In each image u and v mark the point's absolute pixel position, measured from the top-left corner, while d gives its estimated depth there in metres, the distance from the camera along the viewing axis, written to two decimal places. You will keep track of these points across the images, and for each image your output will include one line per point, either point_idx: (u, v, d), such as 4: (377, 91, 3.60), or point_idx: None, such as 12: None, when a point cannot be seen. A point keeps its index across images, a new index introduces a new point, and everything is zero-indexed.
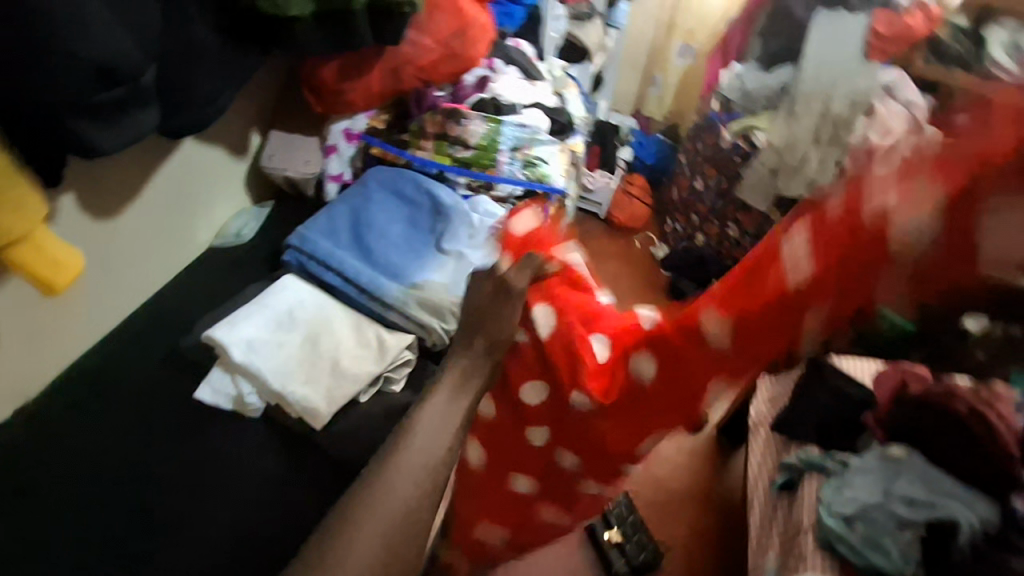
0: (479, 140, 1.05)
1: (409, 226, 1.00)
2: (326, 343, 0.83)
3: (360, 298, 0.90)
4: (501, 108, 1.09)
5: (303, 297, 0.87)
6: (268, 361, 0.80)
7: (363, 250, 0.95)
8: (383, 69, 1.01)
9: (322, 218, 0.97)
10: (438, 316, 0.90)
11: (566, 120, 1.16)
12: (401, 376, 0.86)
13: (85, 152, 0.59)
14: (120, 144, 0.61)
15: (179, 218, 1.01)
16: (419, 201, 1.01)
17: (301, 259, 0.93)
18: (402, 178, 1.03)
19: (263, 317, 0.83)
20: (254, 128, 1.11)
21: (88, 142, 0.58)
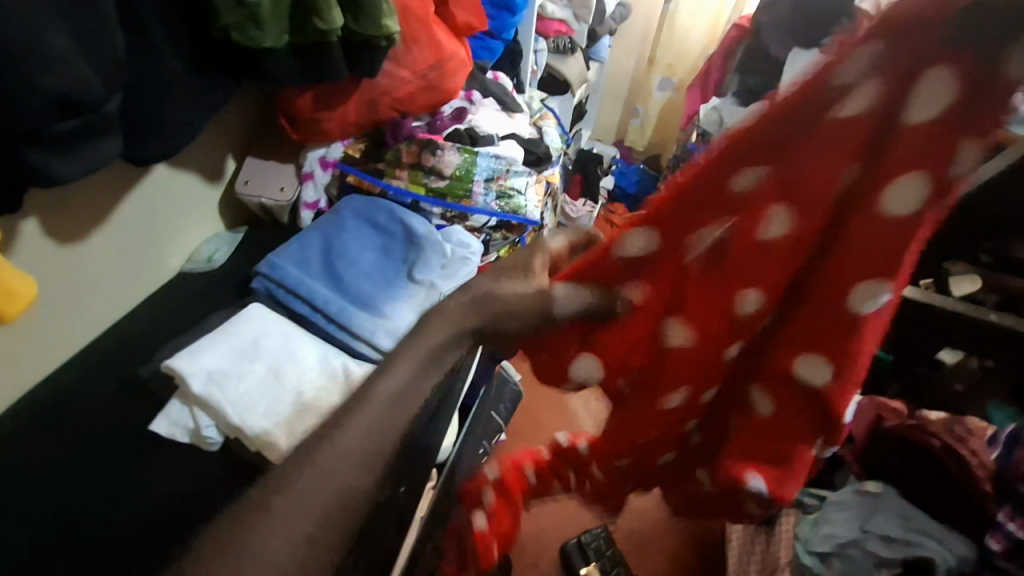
0: (454, 170, 1.06)
1: (381, 255, 0.99)
2: (289, 374, 0.80)
3: (328, 328, 0.89)
4: (477, 138, 1.10)
5: (269, 326, 0.85)
6: (228, 393, 0.77)
7: (334, 279, 0.94)
8: (361, 99, 1.02)
9: (293, 246, 0.97)
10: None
11: (542, 151, 1.17)
12: None
13: (40, 181, 0.57)
14: (78, 173, 0.60)
15: (150, 245, 1.00)
16: (392, 230, 1.01)
17: (270, 287, 0.92)
18: (375, 207, 1.03)
19: (226, 348, 0.81)
20: (229, 154, 1.10)
21: (40, 169, 0.56)
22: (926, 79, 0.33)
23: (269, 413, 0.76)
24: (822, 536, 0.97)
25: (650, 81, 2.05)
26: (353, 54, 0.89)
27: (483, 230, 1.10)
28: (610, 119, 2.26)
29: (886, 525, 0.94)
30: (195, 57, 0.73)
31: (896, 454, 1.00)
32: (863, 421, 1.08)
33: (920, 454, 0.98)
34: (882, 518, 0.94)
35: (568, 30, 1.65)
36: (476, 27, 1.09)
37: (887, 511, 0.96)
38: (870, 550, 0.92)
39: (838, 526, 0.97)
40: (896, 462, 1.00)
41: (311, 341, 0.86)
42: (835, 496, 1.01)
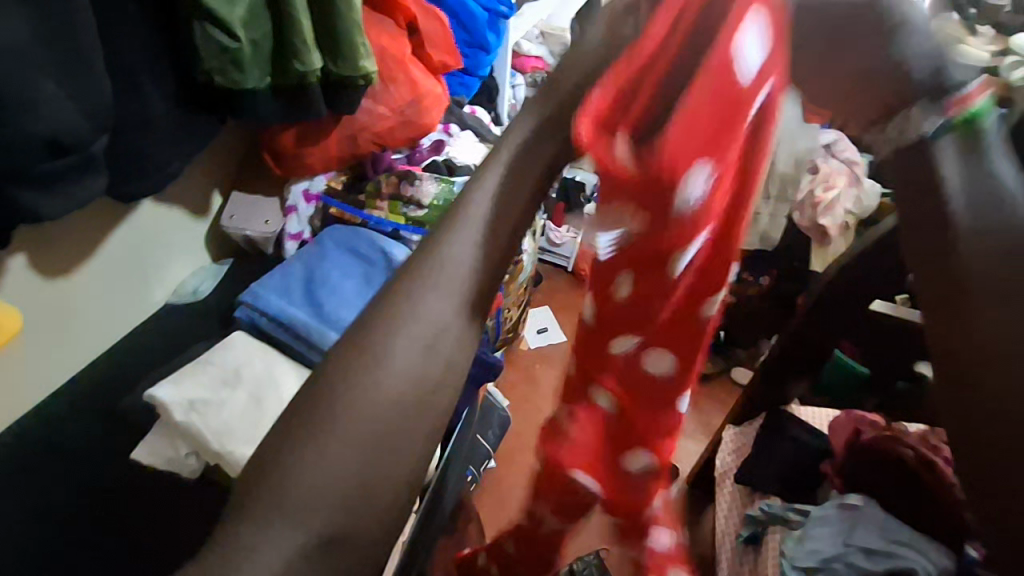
0: (431, 200, 1.10)
1: (362, 282, 1.02)
2: (271, 404, 0.82)
3: (309, 355, 0.90)
4: (454, 170, 1.15)
5: (249, 353, 0.88)
6: (210, 421, 0.78)
7: (316, 307, 0.96)
8: (341, 134, 1.06)
9: (276, 276, 1.00)
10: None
11: None
12: None
13: (30, 219, 0.61)
14: (65, 210, 0.63)
15: (138, 279, 1.03)
16: (373, 258, 1.04)
17: (253, 316, 0.94)
18: (357, 236, 1.07)
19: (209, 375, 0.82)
20: (215, 188, 1.14)
21: (30, 209, 0.59)
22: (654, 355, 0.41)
23: (249, 439, 0.77)
24: (806, 551, 0.96)
25: None
26: (334, 93, 0.94)
27: None
28: None
29: (867, 538, 0.94)
30: (178, 99, 0.77)
31: (877, 468, 1.01)
32: (841, 434, 1.12)
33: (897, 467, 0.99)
34: (863, 531, 0.94)
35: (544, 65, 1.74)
36: (452, 66, 1.15)
37: (868, 524, 0.96)
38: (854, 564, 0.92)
39: (822, 541, 0.96)
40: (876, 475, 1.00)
41: (293, 367, 0.88)
42: (818, 511, 1.01)
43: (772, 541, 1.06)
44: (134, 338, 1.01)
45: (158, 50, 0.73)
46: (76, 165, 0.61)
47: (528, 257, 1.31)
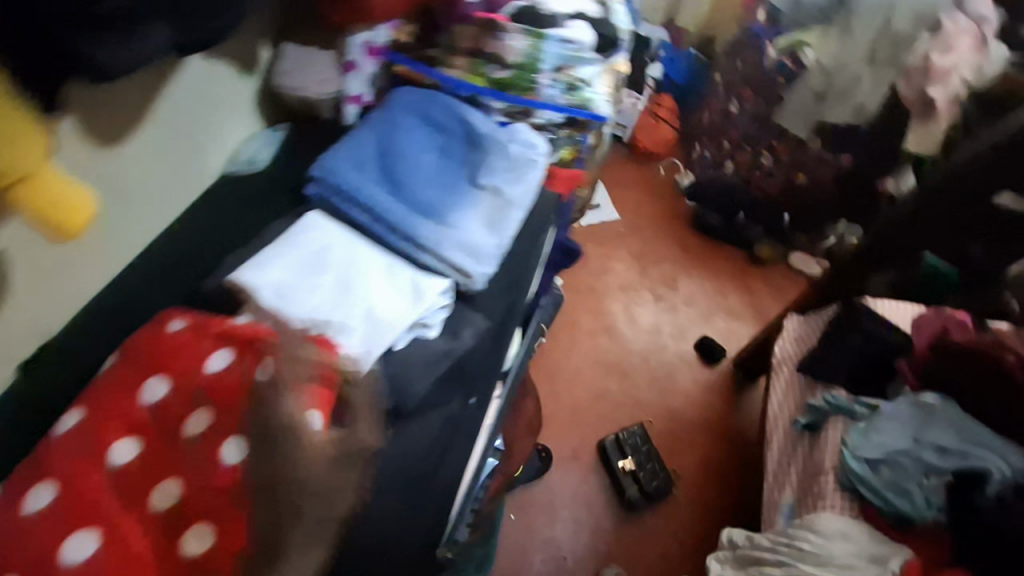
0: (517, 58, 0.93)
1: (440, 156, 0.90)
2: (357, 290, 0.77)
3: (390, 236, 0.84)
4: (542, 19, 0.97)
5: (328, 237, 0.81)
6: (297, 307, 0.73)
7: (392, 183, 0.87)
8: None
9: (345, 146, 0.89)
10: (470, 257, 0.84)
11: (610, 34, 1.05)
12: (434, 323, 0.81)
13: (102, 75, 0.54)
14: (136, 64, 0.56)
15: (190, 144, 0.93)
16: (450, 127, 0.92)
17: (326, 193, 0.86)
18: (431, 101, 0.93)
19: (290, 259, 0.77)
20: (264, 39, 1.00)
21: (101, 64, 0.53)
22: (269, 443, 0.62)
23: (340, 327, 0.73)
24: (873, 444, 1.15)
25: None
26: None
27: (547, 128, 1.00)
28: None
29: (943, 439, 1.11)
30: None
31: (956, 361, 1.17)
32: (926, 334, 1.24)
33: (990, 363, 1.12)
34: (939, 432, 1.12)
35: None
36: None
37: (943, 423, 1.13)
38: (924, 460, 1.11)
39: (888, 436, 1.15)
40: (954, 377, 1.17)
41: (377, 253, 0.82)
42: (891, 409, 1.18)
43: (835, 431, 1.25)
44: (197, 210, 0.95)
45: None
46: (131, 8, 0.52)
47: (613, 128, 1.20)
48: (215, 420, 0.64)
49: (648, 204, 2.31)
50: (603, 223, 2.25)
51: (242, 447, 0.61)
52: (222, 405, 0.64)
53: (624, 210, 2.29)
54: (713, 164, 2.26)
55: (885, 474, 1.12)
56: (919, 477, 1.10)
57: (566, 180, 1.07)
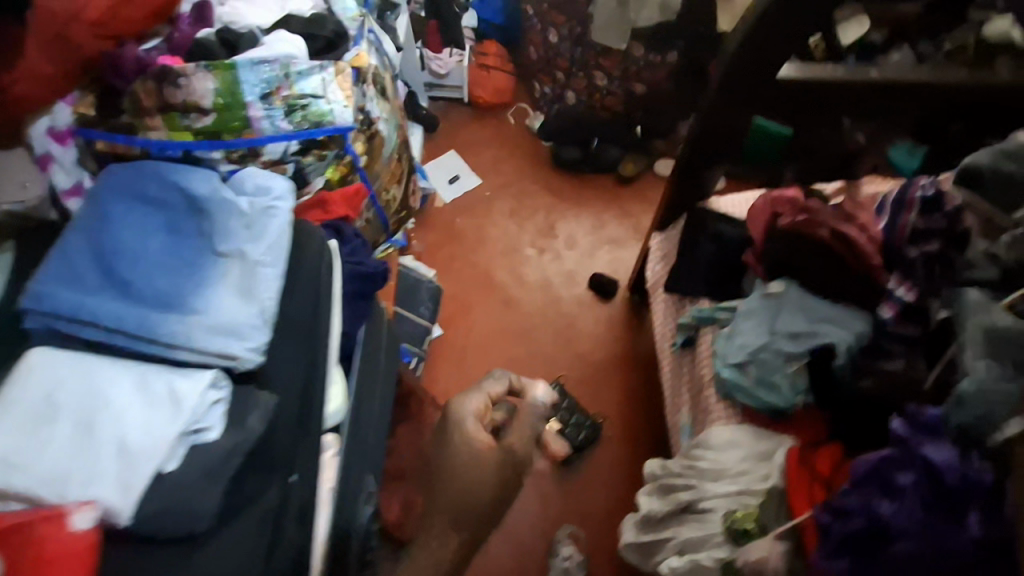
0: (214, 100, 0.84)
1: (169, 235, 0.80)
2: (102, 424, 0.67)
3: (134, 345, 0.74)
4: (234, 44, 0.86)
5: (58, 372, 0.70)
6: (31, 471, 0.64)
7: (119, 285, 0.76)
8: (39, 38, 0.73)
9: (54, 261, 0.77)
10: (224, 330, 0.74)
11: (331, 31, 0.96)
12: (212, 422, 0.71)
13: None
14: None
15: None
16: (170, 199, 0.82)
17: (43, 323, 0.74)
18: (141, 176, 0.83)
19: (14, 420, 0.67)
20: None
21: None
22: None
23: (88, 474, 0.64)
24: (736, 347, 1.12)
25: None
26: None
27: (286, 159, 0.92)
28: None
29: (792, 324, 1.09)
30: None
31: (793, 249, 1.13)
32: (759, 224, 1.20)
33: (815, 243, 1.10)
34: (787, 317, 1.10)
35: None
36: None
37: (791, 309, 1.10)
38: (780, 350, 1.08)
39: (749, 336, 1.12)
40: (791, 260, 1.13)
41: (122, 370, 0.72)
42: (746, 308, 1.15)
43: (707, 342, 1.25)
44: None
45: None
46: None
47: (387, 120, 1.12)
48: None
49: (506, 159, 2.24)
50: (467, 192, 2.17)
51: None
52: None
53: (484, 172, 2.21)
54: (554, 98, 2.17)
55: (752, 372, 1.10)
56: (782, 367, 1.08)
57: (343, 200, 1.01)
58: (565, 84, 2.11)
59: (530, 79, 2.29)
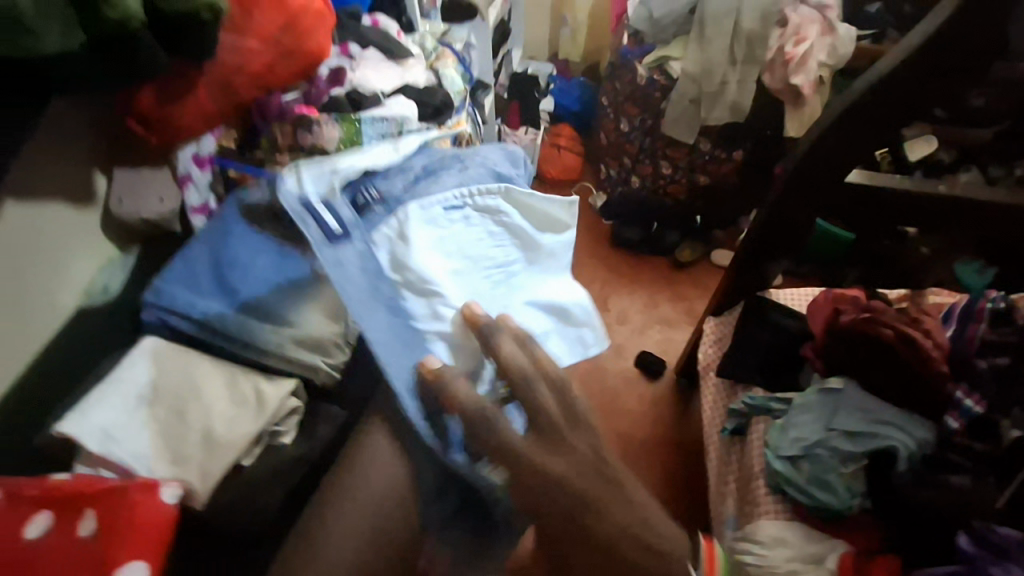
0: (338, 147, 0.95)
1: (278, 256, 0.89)
2: (195, 413, 0.75)
3: (231, 348, 0.83)
4: (360, 102, 1.00)
5: (164, 361, 0.79)
6: (130, 448, 0.71)
7: (227, 293, 0.86)
8: (210, 83, 0.89)
9: (177, 268, 0.88)
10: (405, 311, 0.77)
11: (440, 100, 1.09)
12: (289, 427, 0.80)
13: None
14: None
15: (43, 280, 0.94)
16: (284, 226, 0.91)
17: (161, 316, 0.84)
18: (261, 202, 0.93)
19: (121, 399, 0.75)
20: (94, 168, 0.99)
21: None
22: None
23: (179, 457, 0.72)
24: (791, 440, 1.09)
25: None
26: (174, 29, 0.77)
27: None
28: (538, 33, 2.60)
29: (848, 421, 1.06)
30: None
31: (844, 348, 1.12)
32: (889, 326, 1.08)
33: (878, 347, 1.07)
34: (845, 415, 1.06)
35: None
36: None
37: (850, 407, 1.07)
38: (835, 448, 1.05)
39: (805, 430, 1.09)
40: (846, 359, 1.12)
41: (218, 367, 0.80)
42: (802, 399, 1.13)
43: (757, 431, 1.22)
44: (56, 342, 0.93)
45: None
46: None
47: None
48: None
49: None
50: None
51: None
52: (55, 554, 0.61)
53: None
54: (619, 180, 2.28)
55: (806, 467, 1.06)
56: (836, 467, 1.04)
57: None
58: (630, 167, 2.20)
59: (597, 160, 2.43)
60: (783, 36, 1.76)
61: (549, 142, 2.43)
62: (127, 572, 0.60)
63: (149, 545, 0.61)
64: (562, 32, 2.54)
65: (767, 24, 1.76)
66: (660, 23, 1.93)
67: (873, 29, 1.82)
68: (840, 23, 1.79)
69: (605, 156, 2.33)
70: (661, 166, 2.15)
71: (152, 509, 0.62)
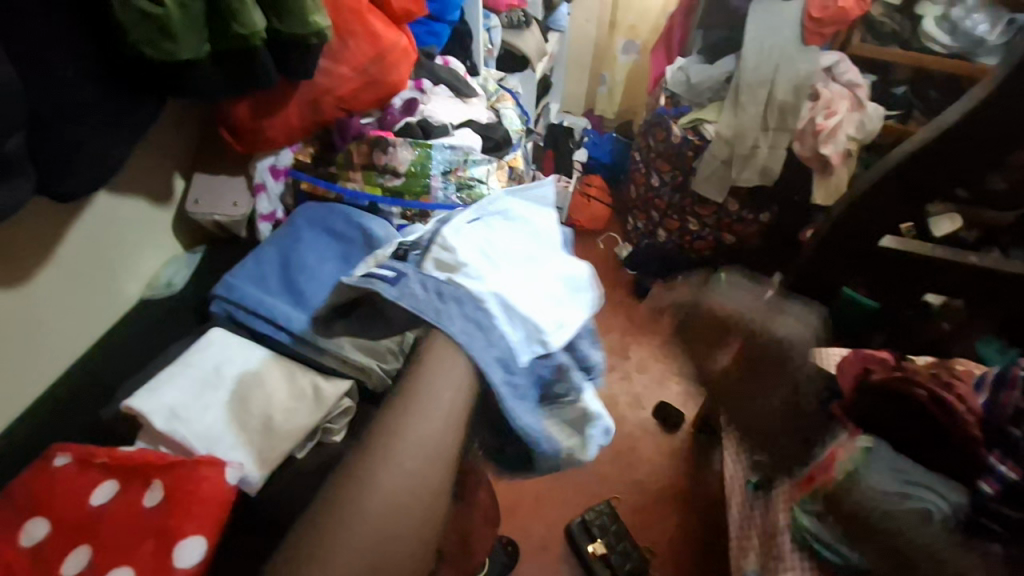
0: (408, 168, 1.04)
1: (343, 264, 0.95)
2: (256, 401, 0.78)
3: (294, 345, 0.86)
4: (430, 130, 1.08)
5: (230, 351, 0.83)
6: (193, 428, 0.74)
7: (294, 294, 0.90)
8: (301, 102, 0.98)
9: (248, 266, 0.93)
10: (535, 339, 0.69)
11: (501, 136, 1.17)
12: (340, 425, 0.82)
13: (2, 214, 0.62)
14: None
15: (121, 267, 0.99)
16: (351, 236, 0.98)
17: (228, 309, 0.89)
18: (331, 213, 0.99)
19: (187, 380, 0.78)
20: (176, 171, 1.07)
21: None
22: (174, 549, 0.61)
23: (238, 442, 0.74)
24: (807, 487, 1.02)
25: (614, 44, 2.50)
26: (283, 50, 0.85)
27: None
28: (577, 90, 2.75)
29: (886, 479, 0.91)
30: (109, 80, 0.71)
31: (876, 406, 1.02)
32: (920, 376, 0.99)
33: (913, 409, 0.97)
34: (881, 472, 0.93)
35: (519, 4, 1.78)
36: (415, 12, 1.05)
37: (882, 463, 0.94)
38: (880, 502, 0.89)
39: (879, 498, 0.89)
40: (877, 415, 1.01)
41: (280, 360, 0.83)
42: (860, 462, 0.95)
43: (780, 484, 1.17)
44: (121, 328, 0.98)
45: (80, 40, 0.66)
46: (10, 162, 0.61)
47: None
48: (94, 556, 0.62)
49: None
50: None
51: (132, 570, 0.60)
52: (122, 518, 0.64)
53: None
54: (646, 232, 2.34)
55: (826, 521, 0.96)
56: (916, 548, 0.82)
57: None
58: (659, 221, 2.28)
59: (625, 211, 2.51)
60: (814, 108, 1.85)
61: (580, 190, 2.52)
62: (185, 547, 0.61)
63: (207, 522, 0.63)
64: (600, 90, 2.69)
65: (799, 95, 1.85)
66: (697, 88, 2.02)
67: (900, 108, 1.91)
68: (869, 102, 1.89)
69: (634, 208, 2.41)
70: (688, 221, 2.21)
71: (215, 491, 0.64)
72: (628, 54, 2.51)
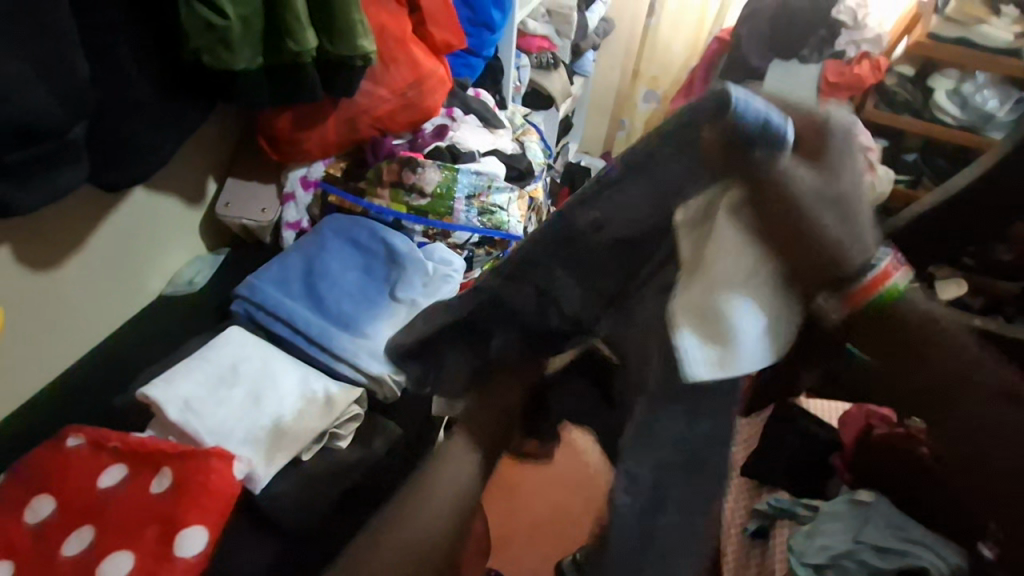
0: (435, 188, 1.07)
1: (364, 276, 0.98)
2: (269, 400, 0.79)
3: (310, 350, 0.88)
4: (458, 156, 1.13)
5: (246, 350, 0.84)
6: (205, 421, 0.75)
7: (314, 300, 0.93)
8: (339, 118, 1.03)
9: (272, 268, 0.96)
10: None
11: (525, 167, 1.21)
12: (347, 432, 0.82)
13: (55, 195, 0.66)
14: (43, 200, 0.64)
15: (148, 260, 1.01)
16: (374, 249, 1.01)
17: (249, 310, 0.91)
18: (357, 226, 1.02)
19: (204, 373, 0.80)
20: (210, 174, 1.10)
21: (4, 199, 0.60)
22: (176, 539, 0.61)
23: (247, 438, 0.75)
24: (816, 547, 0.88)
25: (635, 92, 2.59)
26: (330, 70, 0.90)
27: (466, 247, 1.11)
28: (596, 132, 2.84)
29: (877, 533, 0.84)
30: (166, 82, 0.76)
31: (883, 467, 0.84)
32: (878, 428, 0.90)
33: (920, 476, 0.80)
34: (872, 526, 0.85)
35: (549, 46, 1.86)
36: (455, 45, 1.11)
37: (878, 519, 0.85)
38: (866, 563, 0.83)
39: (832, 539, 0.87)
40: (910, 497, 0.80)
41: (295, 363, 0.85)
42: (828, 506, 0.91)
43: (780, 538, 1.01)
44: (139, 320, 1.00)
45: (146, 43, 0.71)
46: (67, 148, 0.64)
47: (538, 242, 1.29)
48: (98, 537, 0.63)
49: None
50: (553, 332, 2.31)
51: (131, 557, 0.61)
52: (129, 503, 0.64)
53: None
54: None
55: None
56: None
57: None
58: None
59: None
60: None
61: None
62: (187, 536, 0.62)
63: (212, 514, 0.64)
64: (618, 134, 2.77)
65: None
66: None
67: (911, 173, 1.96)
68: (880, 166, 1.95)
69: None
70: None
71: (223, 482, 0.65)
72: (648, 102, 2.60)
